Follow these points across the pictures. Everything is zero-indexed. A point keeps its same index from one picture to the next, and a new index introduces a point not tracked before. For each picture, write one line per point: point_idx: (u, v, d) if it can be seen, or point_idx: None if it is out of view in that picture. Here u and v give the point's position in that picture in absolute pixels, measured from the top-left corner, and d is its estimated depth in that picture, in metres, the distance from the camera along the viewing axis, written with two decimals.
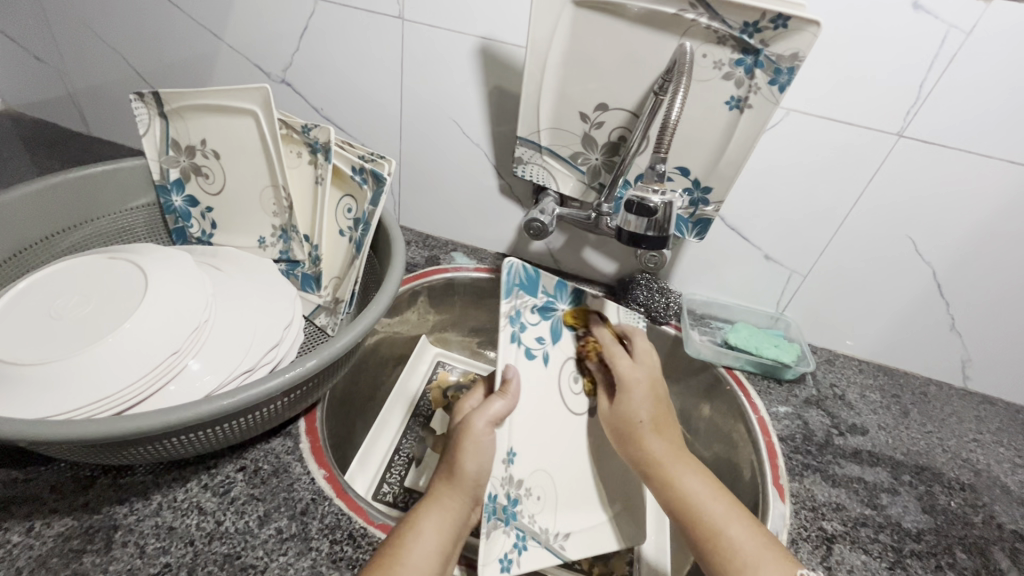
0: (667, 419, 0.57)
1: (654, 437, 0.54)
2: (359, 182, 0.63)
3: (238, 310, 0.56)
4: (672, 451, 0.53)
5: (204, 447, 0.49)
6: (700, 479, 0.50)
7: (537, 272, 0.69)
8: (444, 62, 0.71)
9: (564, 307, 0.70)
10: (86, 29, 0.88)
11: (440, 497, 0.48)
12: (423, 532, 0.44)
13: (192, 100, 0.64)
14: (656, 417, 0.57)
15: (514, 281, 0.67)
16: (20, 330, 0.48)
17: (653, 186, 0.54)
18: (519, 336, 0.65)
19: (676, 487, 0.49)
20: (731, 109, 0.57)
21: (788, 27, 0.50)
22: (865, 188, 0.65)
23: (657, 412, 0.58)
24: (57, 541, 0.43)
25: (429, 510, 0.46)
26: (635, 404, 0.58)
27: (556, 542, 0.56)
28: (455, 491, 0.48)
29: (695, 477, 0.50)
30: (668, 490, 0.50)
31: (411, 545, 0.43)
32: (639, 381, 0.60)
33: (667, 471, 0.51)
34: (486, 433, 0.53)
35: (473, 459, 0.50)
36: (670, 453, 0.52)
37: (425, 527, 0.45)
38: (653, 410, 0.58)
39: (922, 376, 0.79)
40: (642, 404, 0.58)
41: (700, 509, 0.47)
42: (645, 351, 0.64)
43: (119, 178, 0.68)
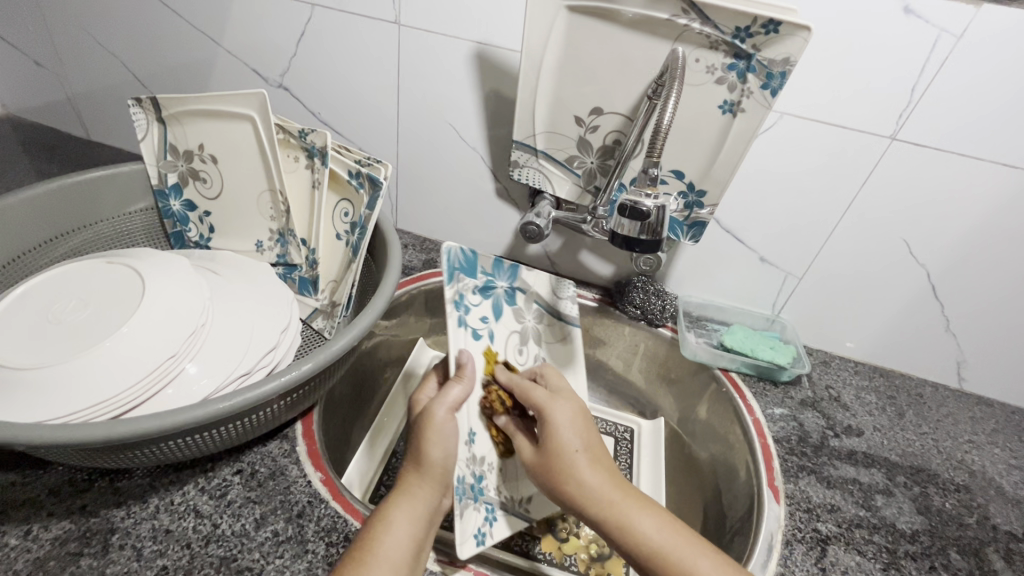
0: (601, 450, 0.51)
1: (590, 470, 0.48)
2: (355, 186, 0.63)
3: (235, 314, 0.56)
4: (616, 484, 0.48)
5: (201, 450, 0.49)
6: (650, 513, 0.47)
7: (476, 253, 0.67)
8: (440, 67, 0.72)
9: (505, 285, 0.70)
10: (85, 35, 0.88)
11: (409, 487, 0.48)
12: (391, 528, 0.44)
13: (189, 105, 0.64)
14: (591, 451, 0.50)
15: (456, 264, 0.65)
16: (18, 335, 0.48)
17: (646, 191, 0.54)
18: (466, 318, 0.64)
19: (631, 528, 0.45)
20: (724, 112, 0.57)
21: (779, 32, 0.50)
22: (859, 191, 0.65)
23: (591, 446, 0.51)
24: (55, 544, 0.43)
25: (397, 502, 0.47)
26: (564, 439, 0.51)
27: (520, 506, 0.60)
28: (423, 481, 0.49)
29: (644, 512, 0.46)
30: (624, 530, 0.45)
31: (382, 538, 0.43)
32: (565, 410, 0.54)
33: (620, 511, 0.46)
34: (448, 423, 0.53)
35: (438, 447, 0.51)
36: (617, 490, 0.47)
37: (395, 519, 0.45)
38: (587, 445, 0.51)
39: (918, 377, 0.79)
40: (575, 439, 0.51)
41: (662, 547, 0.44)
42: (557, 385, 0.60)
43: (118, 183, 0.68)
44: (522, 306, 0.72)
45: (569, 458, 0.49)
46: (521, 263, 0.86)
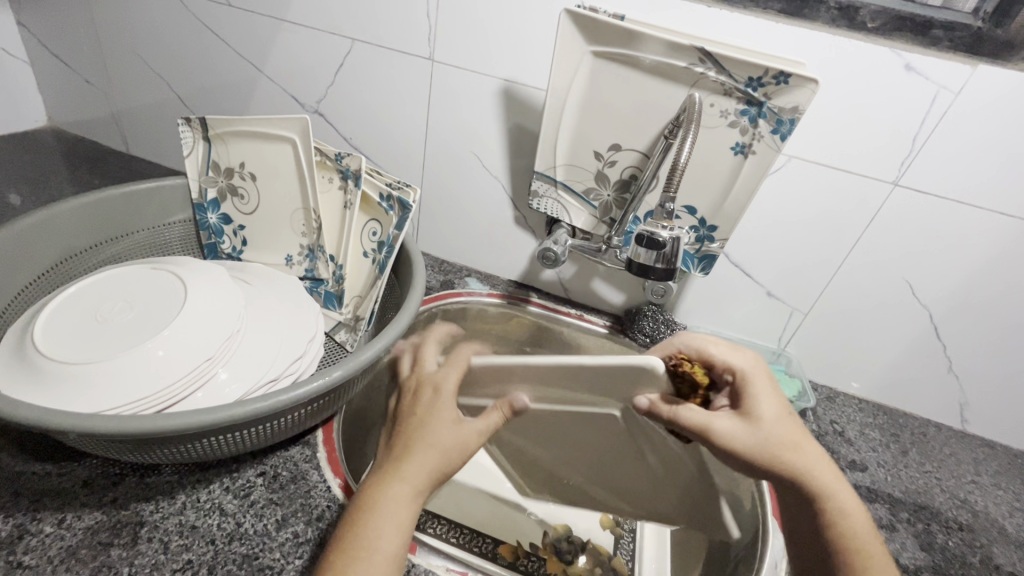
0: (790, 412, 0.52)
1: (804, 438, 0.50)
2: (385, 208, 0.67)
3: (265, 323, 0.59)
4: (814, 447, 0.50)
5: (230, 450, 0.51)
6: (848, 493, 0.49)
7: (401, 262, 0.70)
8: (468, 100, 0.77)
9: None
10: (138, 58, 0.95)
11: (399, 472, 0.46)
12: (385, 515, 0.43)
13: (235, 126, 0.69)
14: (791, 422, 0.50)
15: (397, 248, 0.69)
16: (67, 331, 0.51)
17: (662, 223, 0.57)
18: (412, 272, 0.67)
19: (828, 492, 0.48)
20: (736, 153, 0.61)
21: (789, 83, 0.54)
22: (864, 233, 0.68)
23: (787, 412, 0.51)
24: (87, 533, 0.45)
25: (393, 488, 0.44)
26: (774, 416, 0.50)
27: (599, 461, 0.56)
28: (422, 469, 0.46)
29: (839, 482, 0.49)
30: (824, 495, 0.48)
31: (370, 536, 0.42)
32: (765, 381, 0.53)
33: (824, 481, 0.49)
34: (449, 427, 0.50)
35: (440, 436, 0.49)
36: (817, 452, 0.50)
37: (385, 507, 0.43)
38: (787, 413, 0.51)
39: (921, 417, 0.80)
40: (770, 406, 0.51)
41: (850, 512, 0.48)
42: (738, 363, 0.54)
43: (162, 195, 0.72)
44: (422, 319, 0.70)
45: (774, 433, 0.49)
46: (535, 288, 0.89)
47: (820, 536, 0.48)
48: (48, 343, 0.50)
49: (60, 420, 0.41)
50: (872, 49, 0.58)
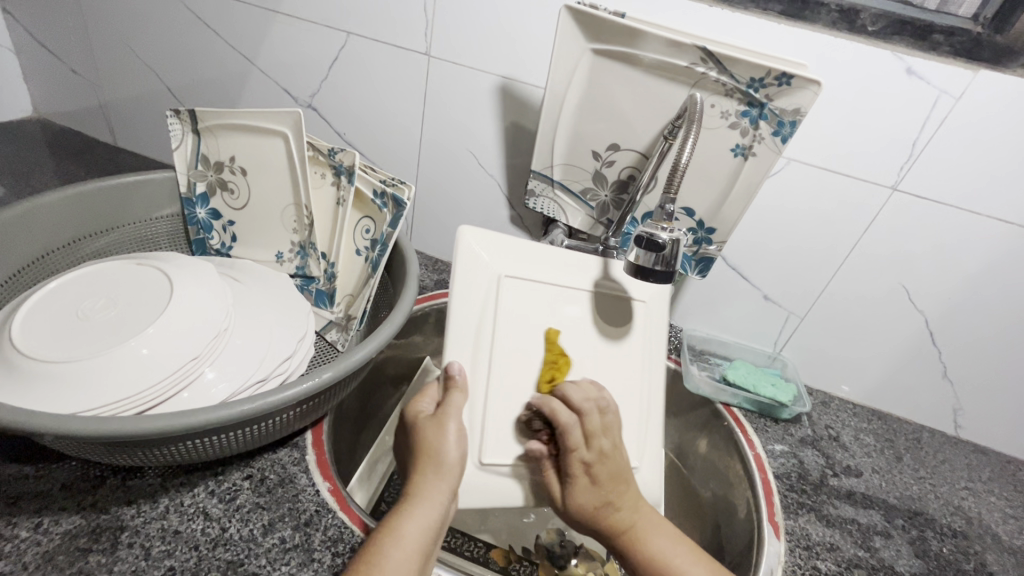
0: (620, 482, 0.51)
1: (621, 509, 0.50)
2: (379, 205, 0.66)
3: (253, 321, 0.57)
4: (642, 512, 0.51)
5: (216, 453, 0.50)
6: (666, 536, 0.50)
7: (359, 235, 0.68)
8: (464, 96, 0.75)
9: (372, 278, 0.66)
10: (126, 48, 0.92)
11: (416, 493, 0.46)
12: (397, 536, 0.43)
13: (225, 119, 0.67)
14: (615, 495, 0.50)
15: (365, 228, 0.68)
16: (48, 329, 0.49)
17: (662, 224, 0.53)
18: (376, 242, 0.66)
19: (647, 548, 0.49)
20: (736, 155, 0.60)
21: (791, 84, 0.54)
22: (861, 238, 0.68)
23: (613, 488, 0.50)
24: (65, 538, 0.44)
25: (405, 506, 0.45)
26: (596, 495, 0.50)
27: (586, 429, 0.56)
28: (436, 476, 0.48)
29: (659, 533, 0.50)
30: (635, 549, 0.49)
31: (388, 554, 0.42)
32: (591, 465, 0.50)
33: (634, 538, 0.50)
34: (434, 428, 0.50)
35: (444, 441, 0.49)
36: (642, 515, 0.51)
37: (403, 524, 0.44)
38: (610, 490, 0.50)
39: (915, 422, 0.80)
40: (586, 483, 0.50)
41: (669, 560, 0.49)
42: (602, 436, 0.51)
43: (148, 189, 0.70)
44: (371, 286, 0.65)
45: (595, 508, 0.50)
46: None
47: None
48: (27, 341, 0.48)
49: (36, 421, 0.40)
50: (874, 52, 0.58)
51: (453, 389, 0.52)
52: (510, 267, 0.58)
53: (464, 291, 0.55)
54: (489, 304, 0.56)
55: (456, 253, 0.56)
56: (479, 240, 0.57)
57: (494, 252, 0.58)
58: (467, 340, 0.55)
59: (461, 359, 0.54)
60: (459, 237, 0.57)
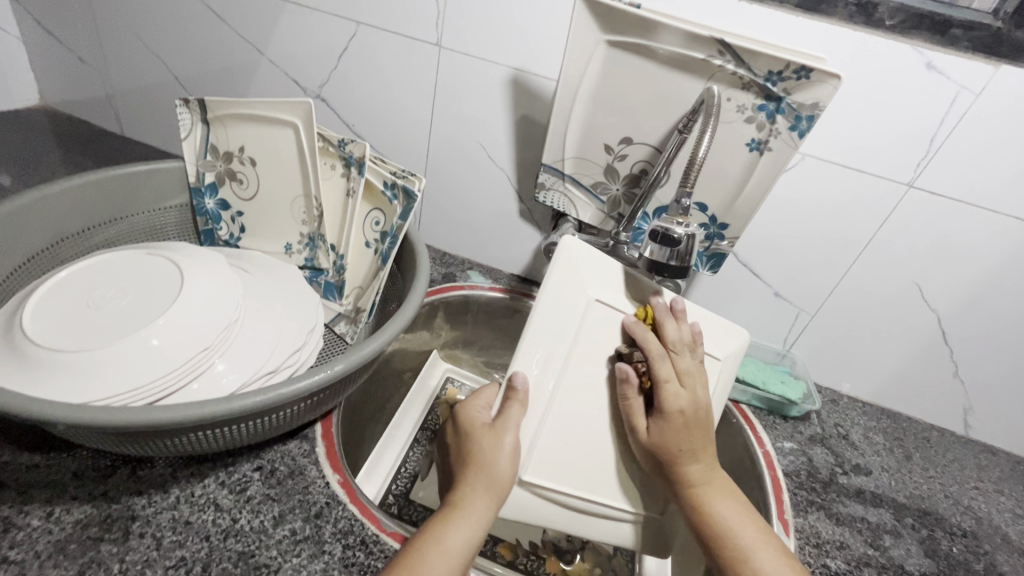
0: (703, 435, 0.51)
1: (693, 462, 0.50)
2: (389, 197, 0.65)
3: (263, 313, 0.57)
4: (711, 476, 0.50)
5: (227, 444, 0.50)
6: (730, 503, 0.49)
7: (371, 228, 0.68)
8: (475, 88, 0.75)
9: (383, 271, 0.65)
10: (134, 37, 0.92)
11: (463, 504, 0.45)
12: (436, 539, 0.42)
13: (235, 109, 0.67)
14: (695, 444, 0.50)
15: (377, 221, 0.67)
16: (59, 318, 0.49)
17: (677, 219, 0.52)
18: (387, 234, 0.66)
19: (712, 513, 0.48)
20: (751, 150, 0.60)
21: (810, 79, 0.53)
22: (875, 235, 0.67)
23: (696, 435, 0.51)
24: (76, 527, 0.44)
25: (449, 517, 0.44)
26: (680, 438, 0.50)
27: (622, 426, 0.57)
28: (484, 489, 0.46)
29: (723, 498, 0.49)
30: (698, 513, 0.48)
31: (430, 559, 0.41)
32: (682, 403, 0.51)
33: (700, 499, 0.49)
34: (489, 436, 0.50)
35: (497, 453, 0.49)
36: (710, 479, 0.50)
37: (449, 529, 0.43)
38: (692, 436, 0.50)
39: (924, 422, 0.80)
40: (675, 418, 0.50)
41: (733, 530, 0.47)
42: (690, 377, 0.53)
43: (157, 179, 0.70)
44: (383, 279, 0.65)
45: (677, 451, 0.50)
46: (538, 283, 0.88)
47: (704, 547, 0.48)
48: (38, 330, 0.48)
49: (49, 410, 0.40)
50: (894, 46, 0.57)
51: (513, 400, 0.52)
52: (600, 292, 0.56)
53: (550, 310, 0.54)
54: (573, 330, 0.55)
55: (551, 268, 0.55)
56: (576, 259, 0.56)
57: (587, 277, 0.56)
58: (545, 355, 0.54)
59: (527, 371, 0.53)
60: (558, 249, 0.56)
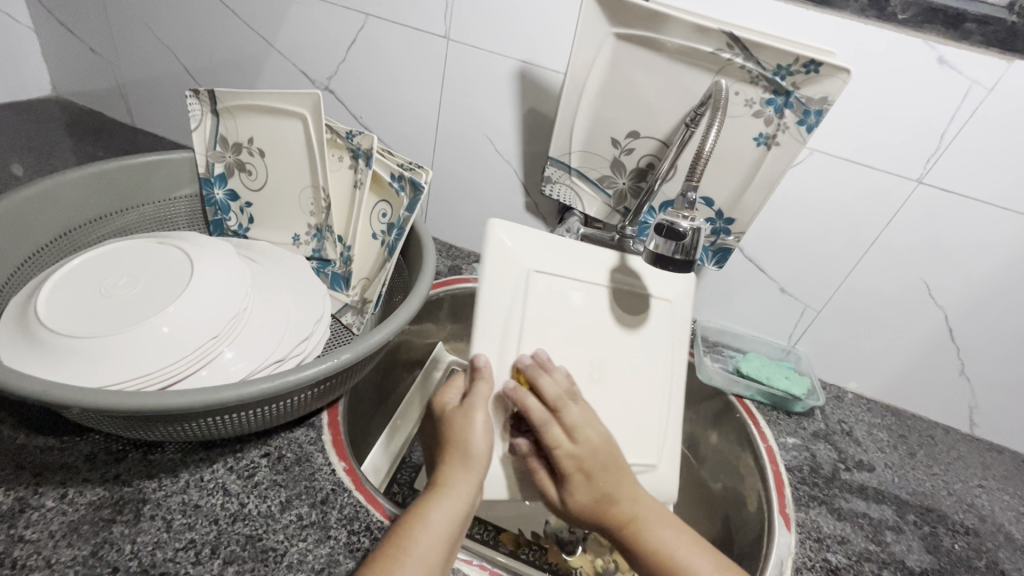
0: (618, 480, 0.50)
1: (620, 500, 0.50)
2: (396, 189, 0.66)
3: (272, 302, 0.58)
4: (645, 504, 0.51)
5: (234, 430, 0.51)
6: (668, 528, 0.50)
7: (376, 218, 0.68)
8: (483, 81, 0.75)
9: (390, 261, 0.66)
10: (145, 29, 0.92)
11: (445, 487, 0.46)
12: (422, 518, 0.43)
13: (244, 100, 0.67)
14: (614, 488, 0.50)
15: (382, 211, 0.68)
16: (72, 304, 0.50)
17: (683, 213, 0.52)
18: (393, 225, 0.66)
19: (651, 543, 0.49)
20: (759, 144, 0.60)
21: (820, 73, 0.53)
22: (883, 231, 0.67)
23: (610, 481, 0.49)
24: (89, 509, 0.45)
25: (434, 496, 0.45)
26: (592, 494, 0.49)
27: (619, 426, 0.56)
28: (466, 472, 0.47)
29: (662, 525, 0.50)
30: (639, 545, 0.49)
31: (419, 539, 0.42)
32: (580, 465, 0.49)
33: (636, 530, 0.49)
34: (460, 415, 0.49)
35: (474, 434, 0.49)
36: (645, 509, 0.51)
37: (432, 513, 0.44)
38: (605, 486, 0.49)
39: (929, 419, 0.80)
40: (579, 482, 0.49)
41: (675, 556, 0.49)
42: (588, 424, 0.51)
43: (167, 169, 0.71)
44: (389, 268, 0.65)
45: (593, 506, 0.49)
46: None
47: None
48: (52, 316, 0.49)
49: (64, 394, 0.41)
50: (905, 41, 0.56)
51: (477, 379, 0.51)
52: (539, 262, 0.56)
53: (495, 286, 0.54)
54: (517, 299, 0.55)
55: (486, 246, 0.55)
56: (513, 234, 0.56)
57: (526, 247, 0.56)
58: (497, 332, 0.54)
59: (488, 352, 0.53)
60: (489, 232, 0.55)
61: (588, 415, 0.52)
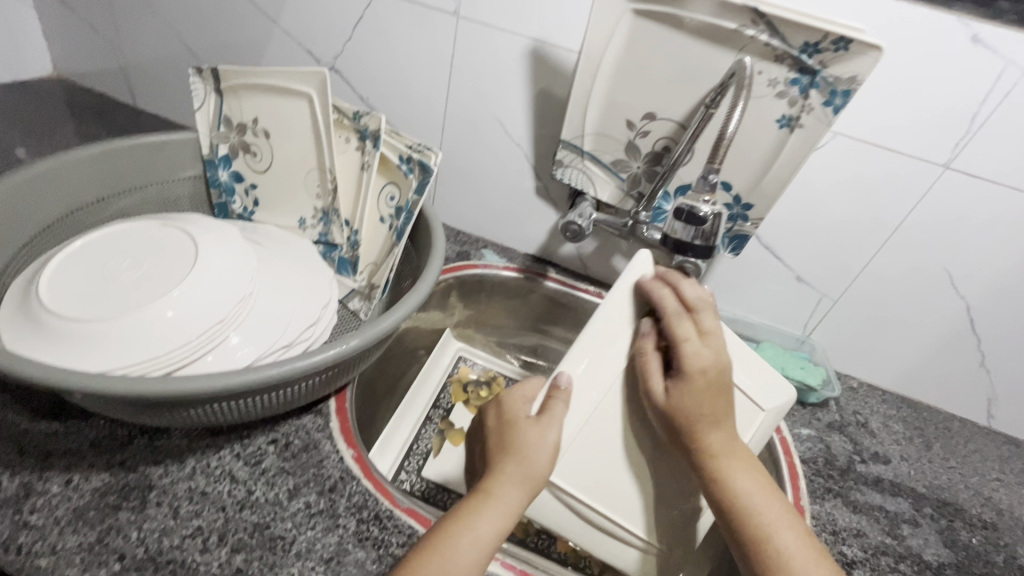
0: (725, 401, 0.50)
1: (713, 431, 0.49)
2: (405, 171, 0.64)
3: (277, 287, 0.57)
4: (731, 446, 0.49)
5: (242, 417, 0.50)
6: (752, 476, 0.48)
7: (382, 204, 0.67)
8: (494, 60, 0.72)
9: (396, 248, 0.64)
10: (146, 6, 0.90)
11: (490, 496, 0.45)
12: (470, 525, 0.42)
13: (248, 79, 0.66)
14: (715, 409, 0.49)
15: (388, 197, 0.66)
16: (74, 287, 0.49)
17: (703, 196, 0.50)
18: (399, 211, 0.65)
19: (731, 485, 0.47)
20: (781, 126, 0.57)
21: (849, 50, 0.50)
22: (906, 218, 0.65)
23: (716, 400, 0.49)
24: (95, 495, 0.44)
25: (483, 504, 0.44)
26: (695, 403, 0.48)
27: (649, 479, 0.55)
28: (516, 482, 0.46)
29: (744, 472, 0.48)
30: (722, 485, 0.47)
31: (457, 546, 0.41)
32: (700, 371, 0.49)
33: (722, 464, 0.48)
34: (533, 428, 0.49)
35: (535, 446, 0.48)
36: (730, 450, 0.49)
37: (474, 522, 0.43)
38: (712, 401, 0.49)
39: (946, 412, 0.78)
40: (694, 387, 0.49)
41: (756, 507, 0.46)
42: (715, 336, 0.51)
43: (170, 150, 0.69)
44: (395, 255, 0.64)
45: (693, 419, 0.48)
46: (553, 263, 0.86)
47: (723, 517, 0.47)
48: (54, 299, 0.47)
49: (66, 379, 0.39)
50: (938, 17, 0.54)
51: (556, 397, 0.51)
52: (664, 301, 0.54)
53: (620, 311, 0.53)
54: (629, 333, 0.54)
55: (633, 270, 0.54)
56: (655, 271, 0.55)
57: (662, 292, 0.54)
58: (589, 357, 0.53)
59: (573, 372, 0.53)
60: (636, 262, 0.54)
61: (714, 331, 0.51)
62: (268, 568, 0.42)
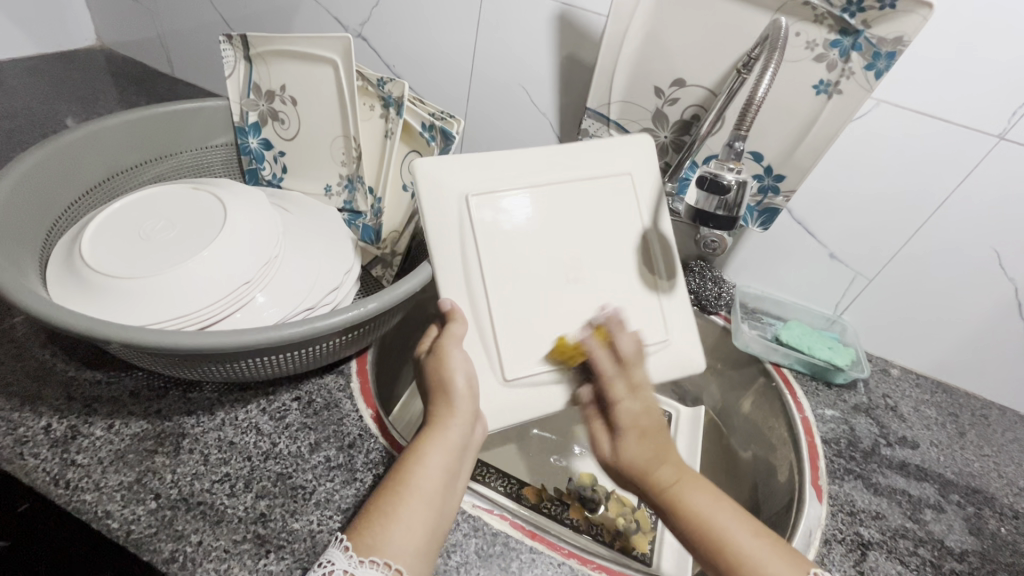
0: (664, 440, 0.48)
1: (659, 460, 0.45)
2: (427, 139, 0.64)
3: (303, 252, 0.58)
4: (681, 470, 0.44)
5: (267, 374, 0.52)
6: (710, 496, 0.42)
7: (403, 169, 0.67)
8: (520, 25, 0.71)
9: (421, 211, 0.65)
10: None
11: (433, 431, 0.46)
12: (419, 459, 0.44)
13: (277, 46, 0.66)
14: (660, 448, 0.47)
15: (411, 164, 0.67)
16: (114, 246, 0.52)
17: (728, 165, 0.49)
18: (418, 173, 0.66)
19: (687, 508, 0.42)
20: (818, 93, 0.55)
21: (896, 7, 0.48)
22: (952, 194, 0.61)
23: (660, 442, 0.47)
24: (134, 439, 0.47)
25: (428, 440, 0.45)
26: (637, 446, 0.47)
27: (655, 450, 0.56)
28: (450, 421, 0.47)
29: (696, 488, 0.42)
30: (678, 514, 0.42)
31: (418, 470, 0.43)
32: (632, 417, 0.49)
33: (666, 492, 0.43)
34: (443, 369, 0.49)
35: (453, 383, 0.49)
36: (680, 472, 0.44)
37: (428, 452, 0.45)
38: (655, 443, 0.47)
39: (983, 399, 0.75)
40: (631, 441, 0.48)
41: (713, 521, 0.40)
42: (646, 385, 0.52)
43: (203, 117, 0.71)
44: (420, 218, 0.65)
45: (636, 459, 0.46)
46: None
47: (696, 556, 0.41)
48: (95, 256, 0.50)
49: (103, 329, 0.42)
50: None
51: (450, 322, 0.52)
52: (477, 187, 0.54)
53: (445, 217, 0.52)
54: (466, 235, 0.53)
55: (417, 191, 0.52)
56: (436, 171, 0.53)
57: (461, 175, 0.53)
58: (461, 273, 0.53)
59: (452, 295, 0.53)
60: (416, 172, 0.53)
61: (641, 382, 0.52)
62: (289, 514, 0.45)
